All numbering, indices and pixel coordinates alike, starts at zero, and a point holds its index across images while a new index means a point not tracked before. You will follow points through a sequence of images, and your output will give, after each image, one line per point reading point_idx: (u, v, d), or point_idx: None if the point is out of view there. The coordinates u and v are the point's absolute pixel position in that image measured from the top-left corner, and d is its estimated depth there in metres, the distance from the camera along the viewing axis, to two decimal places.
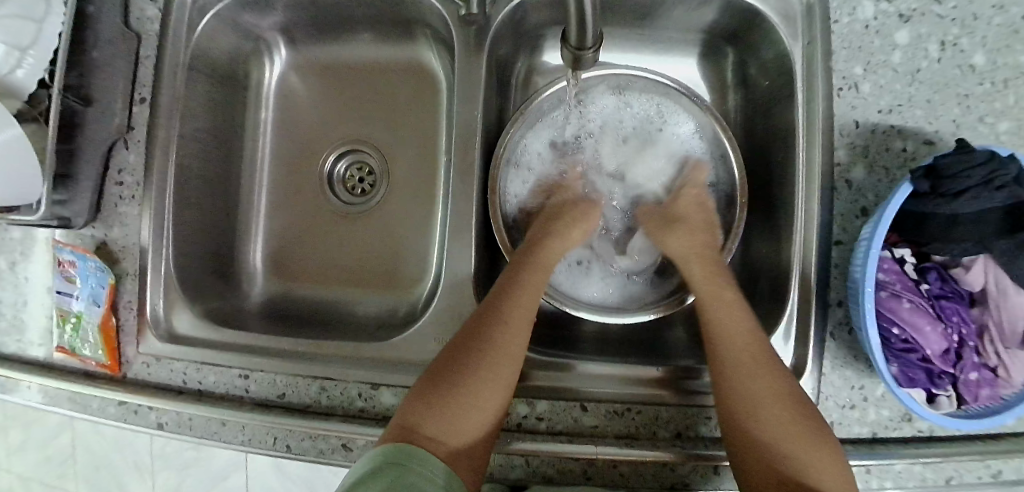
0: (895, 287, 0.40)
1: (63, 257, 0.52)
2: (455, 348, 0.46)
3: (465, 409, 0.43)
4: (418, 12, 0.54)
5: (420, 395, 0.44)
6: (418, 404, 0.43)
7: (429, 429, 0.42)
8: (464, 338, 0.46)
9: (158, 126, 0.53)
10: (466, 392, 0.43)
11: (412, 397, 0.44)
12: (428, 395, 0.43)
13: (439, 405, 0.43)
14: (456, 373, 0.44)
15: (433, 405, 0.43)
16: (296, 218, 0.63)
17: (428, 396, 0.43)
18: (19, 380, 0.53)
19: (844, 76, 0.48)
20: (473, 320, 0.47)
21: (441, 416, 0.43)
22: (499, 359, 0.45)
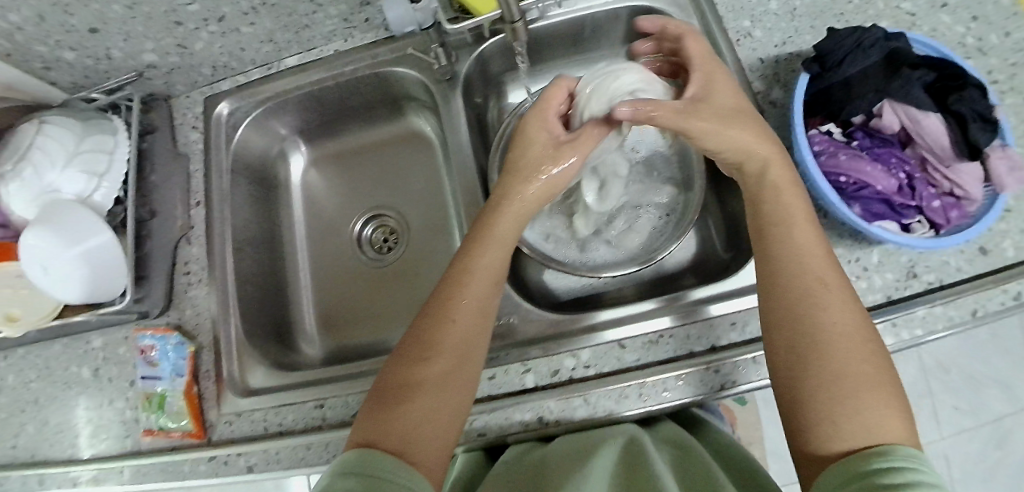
0: (830, 149, 0.49)
1: (144, 343, 0.59)
2: (418, 331, 0.46)
3: (422, 420, 0.41)
4: (402, 85, 0.68)
5: (371, 416, 0.42)
6: (373, 423, 0.42)
7: (392, 444, 0.40)
8: (414, 347, 0.45)
9: (213, 219, 0.64)
10: (418, 407, 0.42)
11: (365, 421, 0.43)
12: (384, 401, 0.43)
13: (398, 427, 0.41)
14: (416, 365, 0.44)
15: (387, 425, 0.41)
16: (335, 281, 0.72)
17: (387, 399, 0.43)
18: (112, 469, 0.58)
19: (738, 31, 0.60)
20: (421, 322, 0.47)
21: (403, 433, 0.41)
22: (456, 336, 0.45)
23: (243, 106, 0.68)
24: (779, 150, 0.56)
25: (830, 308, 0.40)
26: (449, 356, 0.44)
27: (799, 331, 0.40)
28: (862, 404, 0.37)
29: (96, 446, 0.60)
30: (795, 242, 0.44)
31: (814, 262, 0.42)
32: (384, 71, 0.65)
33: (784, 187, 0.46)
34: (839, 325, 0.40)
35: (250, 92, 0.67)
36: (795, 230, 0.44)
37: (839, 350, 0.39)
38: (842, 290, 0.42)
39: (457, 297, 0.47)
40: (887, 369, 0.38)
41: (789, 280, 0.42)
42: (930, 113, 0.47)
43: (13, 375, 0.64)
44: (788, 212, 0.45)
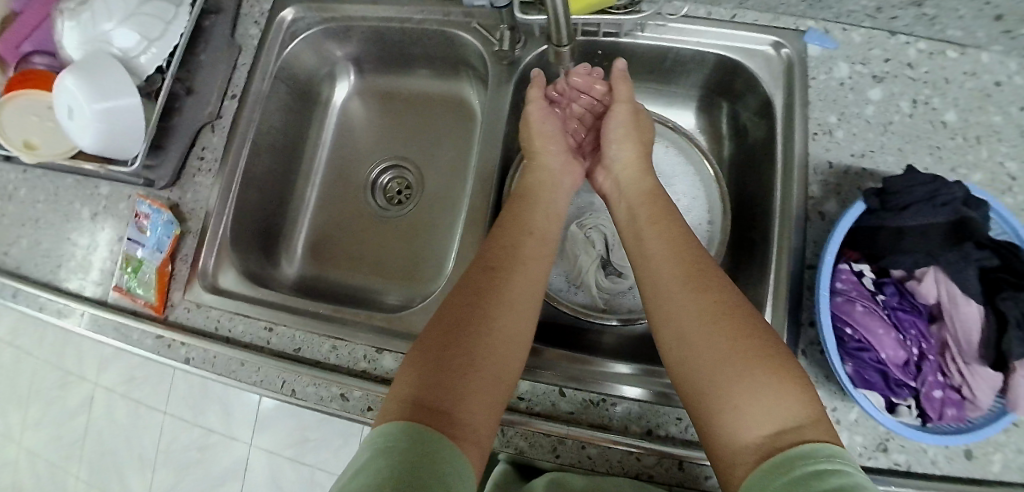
0: (850, 293, 0.45)
1: (141, 210, 0.61)
2: (458, 307, 0.46)
3: (470, 382, 0.41)
4: (467, 53, 0.65)
5: (416, 369, 0.42)
6: (418, 380, 0.41)
7: (441, 402, 0.39)
8: (452, 322, 0.45)
9: (242, 116, 0.64)
10: (472, 379, 0.41)
11: (403, 379, 0.42)
12: (430, 367, 0.42)
13: (452, 387, 0.41)
14: (461, 339, 0.44)
15: (426, 383, 0.41)
16: (338, 215, 0.71)
17: (436, 368, 0.42)
18: (74, 309, 0.61)
19: (819, 123, 0.55)
20: (463, 302, 0.46)
21: (448, 389, 0.40)
22: (504, 326, 0.45)
23: (307, 18, 0.66)
24: (805, 265, 0.52)
25: (682, 306, 0.45)
26: (497, 326, 0.45)
27: (676, 334, 0.44)
28: (753, 382, 0.38)
29: (72, 282, 0.63)
30: (659, 272, 0.48)
31: (666, 274, 0.47)
32: (451, 31, 0.62)
33: (655, 227, 0.51)
34: (699, 318, 0.43)
35: (318, 6, 0.66)
36: (660, 265, 0.48)
37: (704, 338, 0.42)
38: (699, 273, 0.46)
39: (507, 285, 0.47)
40: (760, 335, 0.41)
41: (661, 303, 0.46)
42: (972, 301, 0.42)
43: (26, 189, 0.68)
44: (663, 252, 0.49)
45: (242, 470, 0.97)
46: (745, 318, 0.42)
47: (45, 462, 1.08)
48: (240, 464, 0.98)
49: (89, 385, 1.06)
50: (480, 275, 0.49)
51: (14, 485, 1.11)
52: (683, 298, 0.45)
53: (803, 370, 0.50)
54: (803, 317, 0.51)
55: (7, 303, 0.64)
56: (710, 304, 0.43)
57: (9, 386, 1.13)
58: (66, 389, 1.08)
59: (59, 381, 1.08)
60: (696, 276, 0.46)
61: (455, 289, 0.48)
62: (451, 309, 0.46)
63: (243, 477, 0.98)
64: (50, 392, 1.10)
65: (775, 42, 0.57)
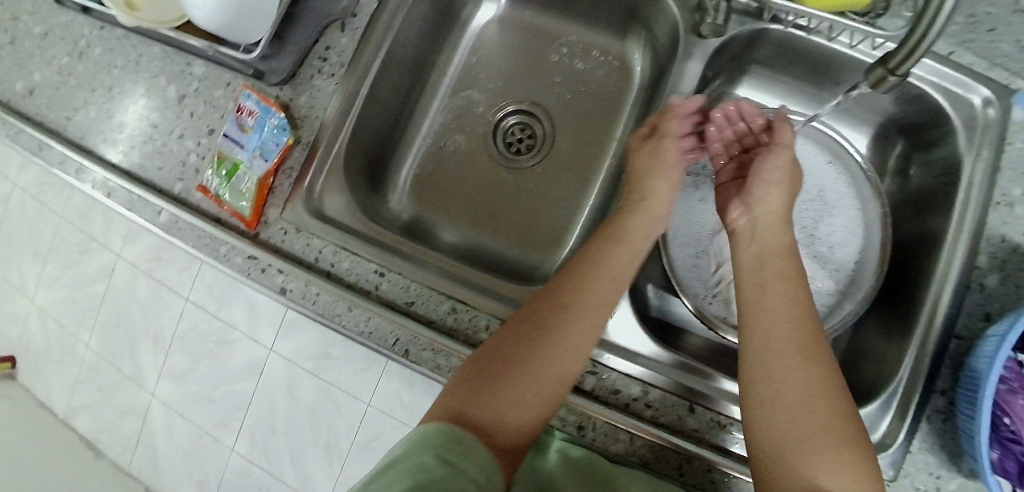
0: (1014, 384, 0.45)
1: (246, 104, 0.53)
2: (531, 314, 0.45)
3: (513, 402, 0.41)
4: (649, 15, 0.55)
5: (465, 377, 0.43)
6: (461, 392, 0.42)
7: (480, 421, 0.40)
8: (528, 324, 0.44)
9: (379, 19, 0.54)
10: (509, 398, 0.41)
11: (483, 407, 0.41)
12: (483, 374, 0.42)
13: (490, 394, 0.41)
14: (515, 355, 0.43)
15: (475, 391, 0.41)
16: (450, 153, 0.63)
17: (479, 375, 0.42)
18: (151, 203, 0.55)
19: (1005, 194, 0.52)
20: (536, 311, 0.45)
21: (488, 404, 0.41)
22: (565, 357, 0.42)
23: None
24: (952, 335, 0.51)
25: (789, 370, 0.40)
26: (554, 366, 0.42)
27: (772, 388, 0.40)
28: (835, 461, 0.36)
29: (152, 167, 0.56)
30: (765, 319, 0.43)
31: (787, 330, 0.41)
32: None
33: (778, 274, 0.45)
34: (809, 392, 0.39)
35: None
36: (766, 314, 0.43)
37: (801, 407, 0.38)
38: (812, 346, 0.41)
39: (579, 317, 0.43)
40: (852, 420, 0.38)
41: (765, 363, 0.41)
42: None
43: (104, 49, 0.60)
44: (768, 300, 0.44)
45: (259, 371, 0.90)
46: (839, 401, 0.39)
47: (54, 323, 1.03)
48: (258, 364, 0.90)
49: (108, 255, 0.97)
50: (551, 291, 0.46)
51: (19, 338, 1.07)
52: (799, 361, 0.40)
53: (923, 435, 0.51)
54: (937, 385, 0.51)
55: (68, 178, 0.58)
56: (801, 381, 0.39)
57: (24, 236, 1.05)
58: (83, 255, 0.98)
59: (76, 241, 0.99)
60: (820, 354, 0.41)
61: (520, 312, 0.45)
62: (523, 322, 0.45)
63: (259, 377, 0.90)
64: (70, 255, 1.01)
65: (988, 96, 0.52)
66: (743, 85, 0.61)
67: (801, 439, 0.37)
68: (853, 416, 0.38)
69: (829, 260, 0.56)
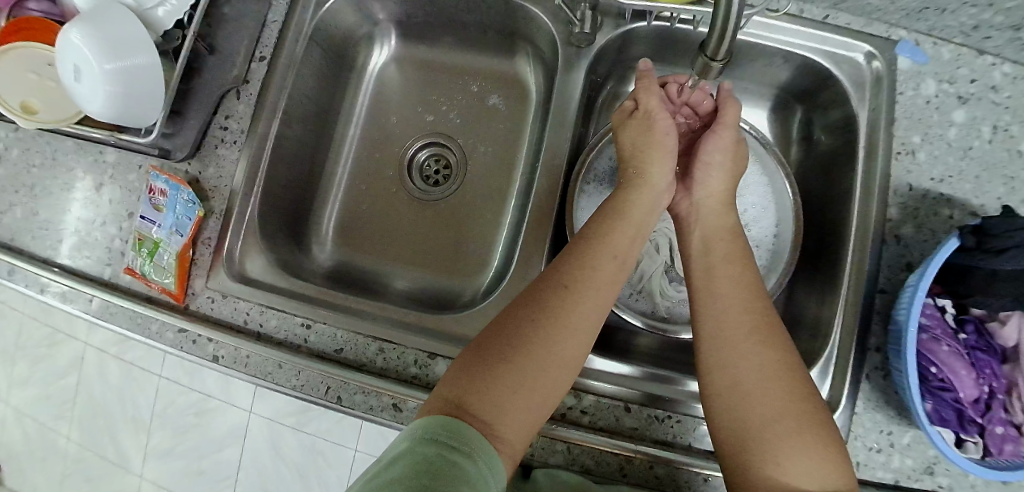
0: (935, 330, 0.44)
1: (156, 185, 0.55)
2: (512, 314, 0.42)
3: (519, 394, 0.38)
4: (531, 31, 0.58)
5: (460, 378, 0.38)
6: (463, 378, 0.38)
7: (479, 408, 0.37)
8: (506, 320, 0.41)
9: (272, 79, 0.57)
10: (519, 378, 0.38)
11: (492, 399, 0.37)
12: (475, 366, 0.39)
13: (488, 386, 0.38)
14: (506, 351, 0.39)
15: (477, 379, 0.38)
16: (369, 195, 0.65)
17: (477, 364, 0.39)
18: (82, 292, 0.56)
19: (903, 142, 0.53)
20: (524, 304, 0.42)
21: (491, 397, 0.37)
22: (568, 343, 0.40)
23: None
24: (877, 290, 0.51)
25: (744, 354, 0.40)
26: (559, 349, 0.40)
27: (727, 375, 0.40)
28: (799, 439, 0.36)
29: (81, 257, 0.57)
30: (722, 304, 0.43)
31: (739, 314, 0.42)
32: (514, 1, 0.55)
33: (726, 257, 0.46)
34: (769, 372, 0.39)
35: None
36: (722, 299, 0.43)
37: (762, 387, 0.38)
38: (768, 325, 0.41)
39: (582, 304, 0.42)
40: (809, 394, 0.38)
41: (730, 346, 0.41)
42: None
43: (19, 150, 0.62)
44: (717, 284, 0.44)
45: (242, 436, 0.90)
46: (800, 379, 0.39)
47: (36, 421, 1.04)
48: (239, 430, 0.91)
49: (80, 344, 0.99)
50: (544, 278, 0.43)
51: (5, 442, 1.08)
52: (754, 347, 0.40)
53: (865, 395, 0.50)
54: (871, 343, 0.51)
55: (3, 280, 0.59)
56: (761, 360, 0.39)
57: None
58: (54, 347, 1.00)
59: (48, 335, 1.01)
60: (773, 339, 0.40)
61: (522, 295, 0.43)
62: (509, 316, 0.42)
63: (243, 442, 0.91)
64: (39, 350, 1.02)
65: (868, 51, 0.54)
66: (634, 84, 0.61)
67: (766, 421, 0.37)
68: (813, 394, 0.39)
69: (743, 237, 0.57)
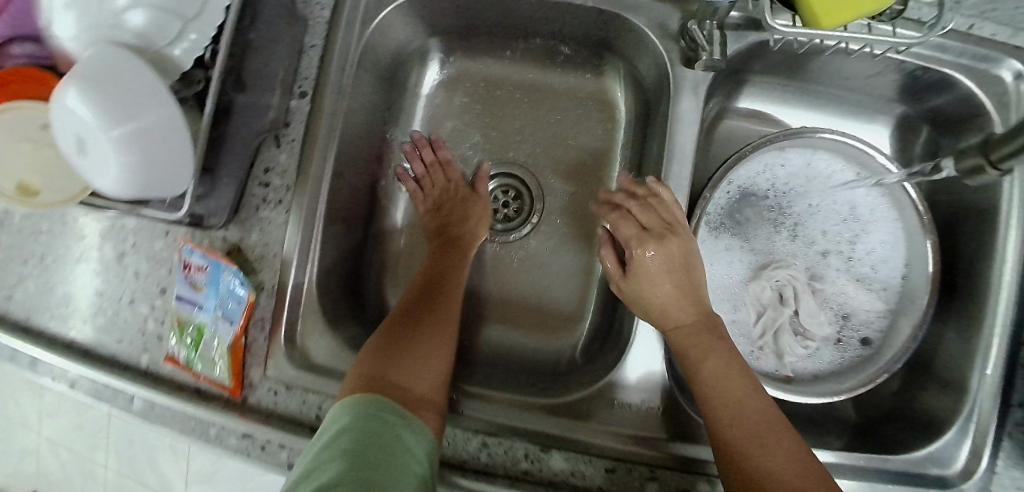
0: None
1: (191, 260, 0.46)
2: (407, 306, 0.45)
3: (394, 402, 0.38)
4: (625, 47, 0.49)
5: (371, 358, 0.40)
6: (374, 357, 0.40)
7: (393, 376, 0.39)
8: (426, 313, 0.45)
9: (318, 125, 0.47)
10: (412, 367, 0.40)
11: (413, 370, 0.40)
12: (387, 345, 0.41)
13: (402, 362, 0.41)
14: (408, 333, 0.43)
15: (391, 354, 0.41)
16: (432, 240, 0.56)
17: (384, 347, 0.41)
18: (118, 389, 0.47)
19: None
20: (413, 299, 0.46)
21: (405, 367, 0.40)
22: (436, 342, 0.43)
23: None
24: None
25: (752, 423, 0.38)
26: (434, 337, 0.43)
27: (736, 441, 0.38)
28: None
29: (111, 342, 0.49)
30: (713, 368, 0.41)
31: (738, 380, 0.41)
32: (609, 13, 0.46)
33: (687, 300, 0.44)
34: (768, 443, 0.37)
35: None
36: (710, 358, 0.42)
37: (771, 456, 0.37)
38: (751, 395, 0.40)
39: (451, 289, 0.48)
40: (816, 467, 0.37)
41: (719, 410, 0.39)
42: None
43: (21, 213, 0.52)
44: (706, 348, 0.42)
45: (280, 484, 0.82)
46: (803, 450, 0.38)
47: None
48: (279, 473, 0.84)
49: None
50: (423, 277, 0.49)
51: None
52: (750, 413, 0.39)
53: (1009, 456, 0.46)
54: (1014, 398, 0.46)
55: (22, 373, 0.51)
56: (774, 435, 0.38)
57: None
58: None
59: None
60: (780, 422, 0.39)
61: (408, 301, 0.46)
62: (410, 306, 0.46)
63: None
64: None
65: None
66: (745, 96, 0.54)
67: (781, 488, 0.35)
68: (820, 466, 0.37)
69: (870, 282, 0.50)
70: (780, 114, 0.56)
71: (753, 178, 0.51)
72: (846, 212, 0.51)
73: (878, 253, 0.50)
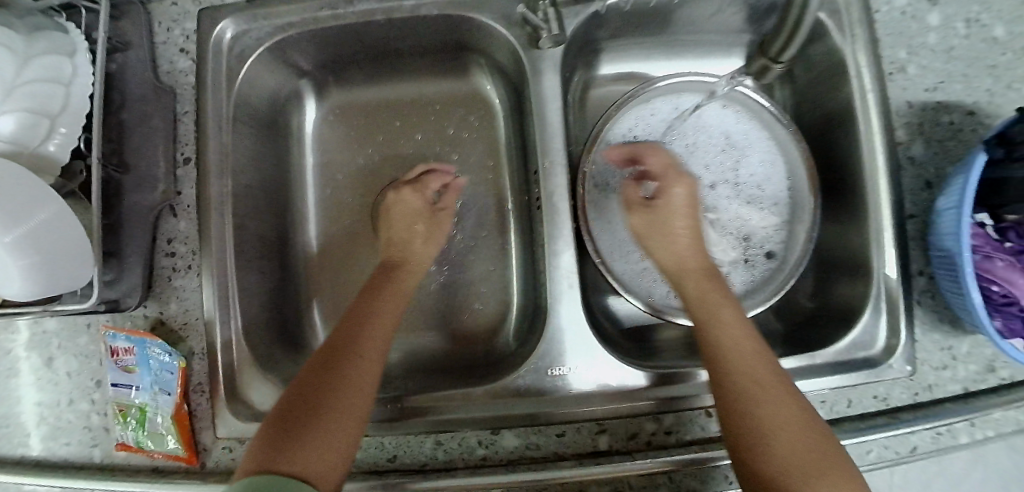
0: (985, 249, 0.44)
1: (117, 345, 0.46)
2: (309, 373, 0.39)
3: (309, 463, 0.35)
4: (484, 43, 0.52)
5: (270, 431, 0.36)
6: (273, 437, 0.36)
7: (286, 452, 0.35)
8: (315, 370, 0.39)
9: (207, 186, 0.48)
10: (308, 435, 0.36)
11: (285, 448, 0.35)
12: (285, 423, 0.36)
13: (297, 432, 0.36)
14: (321, 392, 0.38)
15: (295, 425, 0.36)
16: (350, 269, 0.58)
17: (285, 420, 0.37)
18: (76, 489, 0.47)
19: (891, 62, 0.51)
20: (320, 359, 0.40)
21: (288, 437, 0.36)
22: (351, 398, 0.38)
23: (255, 30, 0.50)
24: (906, 216, 0.50)
25: (761, 392, 0.37)
26: (349, 393, 0.38)
27: (745, 412, 0.36)
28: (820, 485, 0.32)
29: (56, 447, 0.48)
30: (724, 340, 0.40)
31: (750, 350, 0.39)
32: (456, 16, 0.49)
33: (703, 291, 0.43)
34: (786, 408, 0.36)
35: (264, 14, 0.49)
36: (726, 325, 0.41)
37: (774, 427, 0.35)
38: (766, 363, 0.38)
39: (368, 337, 0.42)
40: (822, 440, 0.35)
41: (725, 382, 0.38)
42: None
43: None
44: (721, 315, 0.42)
45: None
46: (807, 420, 0.36)
47: None
48: None
49: None
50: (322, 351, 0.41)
51: None
52: (766, 381, 0.37)
53: (920, 319, 0.51)
54: (913, 268, 0.51)
55: None
56: (775, 404, 0.36)
57: None
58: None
59: None
60: (787, 394, 0.37)
61: (319, 356, 0.40)
62: (312, 373, 0.39)
63: None
64: None
65: None
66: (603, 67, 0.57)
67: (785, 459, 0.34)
68: (825, 440, 0.35)
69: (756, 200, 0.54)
70: (649, 68, 0.59)
71: (629, 135, 0.54)
72: (721, 142, 0.55)
73: (757, 173, 0.54)
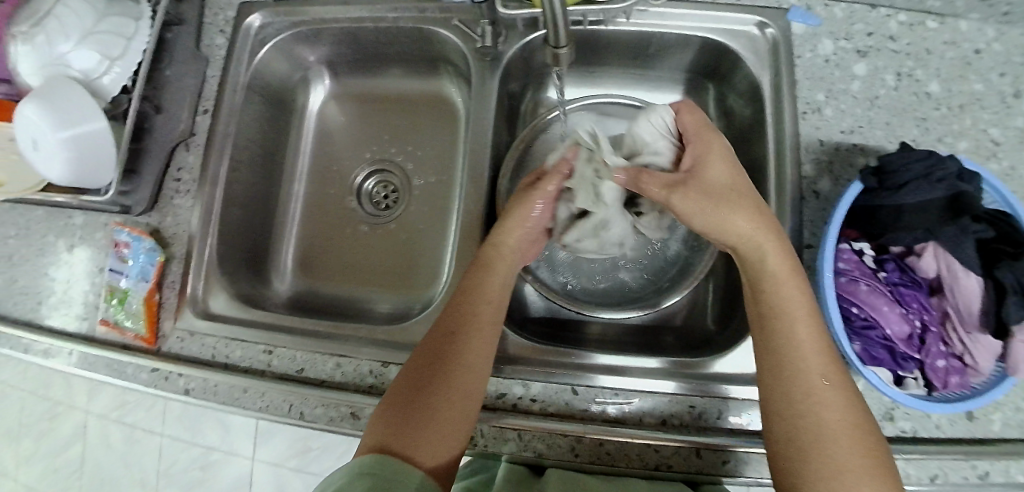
0: (854, 273, 0.46)
1: (120, 239, 0.59)
2: (422, 357, 0.44)
3: (436, 433, 0.40)
4: (448, 51, 0.63)
5: (400, 407, 0.41)
6: (390, 421, 0.41)
7: (404, 442, 0.39)
8: (435, 353, 0.44)
9: (215, 132, 0.61)
10: (449, 395, 0.41)
11: (422, 430, 0.40)
12: (400, 406, 0.41)
13: (417, 408, 0.41)
14: (439, 368, 0.43)
15: (412, 404, 0.41)
16: (319, 225, 0.69)
17: (400, 404, 0.41)
18: (62, 347, 0.59)
19: (808, 102, 0.55)
20: (426, 352, 0.44)
21: (416, 419, 0.40)
22: (471, 365, 0.43)
23: (276, 23, 0.63)
24: (804, 245, 0.52)
25: (805, 373, 0.38)
26: (453, 373, 0.42)
27: (785, 392, 0.38)
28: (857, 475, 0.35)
29: (59, 315, 0.61)
30: (788, 318, 0.40)
31: (809, 331, 0.40)
32: (427, 28, 0.60)
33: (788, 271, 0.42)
34: (824, 394, 0.37)
35: (286, 10, 0.63)
36: (790, 305, 0.41)
37: (813, 410, 0.37)
38: (820, 348, 0.39)
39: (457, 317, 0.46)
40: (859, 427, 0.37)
41: (776, 360, 0.40)
42: (971, 274, 0.43)
43: None
44: (777, 296, 0.41)
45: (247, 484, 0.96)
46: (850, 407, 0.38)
47: None
48: (245, 479, 0.96)
49: (80, 413, 1.03)
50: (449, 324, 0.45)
51: None
52: (812, 363, 0.39)
53: None
54: None
55: None
56: (832, 385, 0.38)
57: None
58: (54, 420, 1.04)
59: (54, 408, 1.05)
60: (836, 383, 0.38)
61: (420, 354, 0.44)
62: (425, 355, 0.44)
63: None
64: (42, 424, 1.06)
65: (759, 21, 0.56)
66: (551, 87, 0.65)
67: (817, 441, 0.36)
68: (865, 425, 0.37)
69: None
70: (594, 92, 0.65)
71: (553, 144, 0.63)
72: None
73: None
